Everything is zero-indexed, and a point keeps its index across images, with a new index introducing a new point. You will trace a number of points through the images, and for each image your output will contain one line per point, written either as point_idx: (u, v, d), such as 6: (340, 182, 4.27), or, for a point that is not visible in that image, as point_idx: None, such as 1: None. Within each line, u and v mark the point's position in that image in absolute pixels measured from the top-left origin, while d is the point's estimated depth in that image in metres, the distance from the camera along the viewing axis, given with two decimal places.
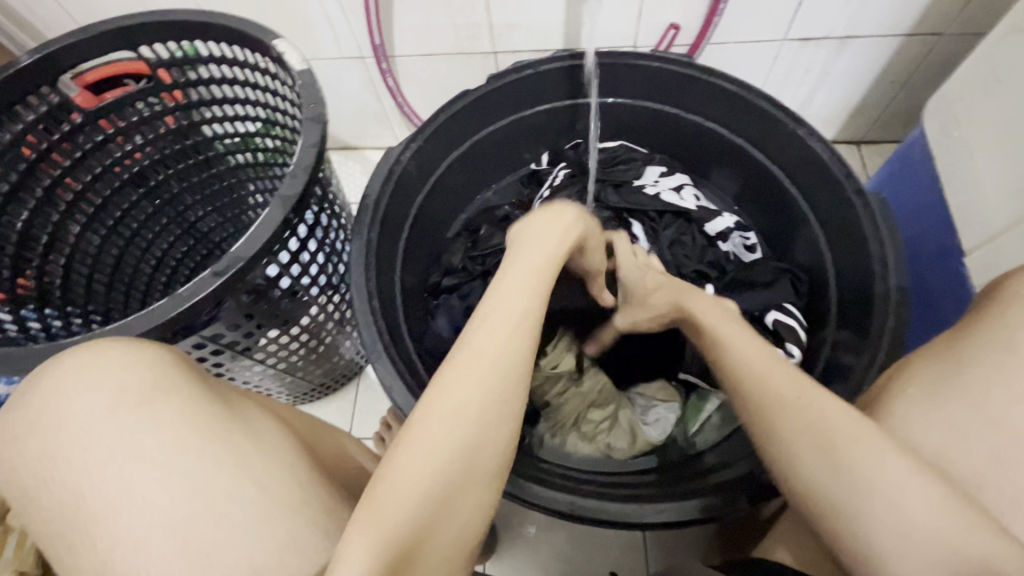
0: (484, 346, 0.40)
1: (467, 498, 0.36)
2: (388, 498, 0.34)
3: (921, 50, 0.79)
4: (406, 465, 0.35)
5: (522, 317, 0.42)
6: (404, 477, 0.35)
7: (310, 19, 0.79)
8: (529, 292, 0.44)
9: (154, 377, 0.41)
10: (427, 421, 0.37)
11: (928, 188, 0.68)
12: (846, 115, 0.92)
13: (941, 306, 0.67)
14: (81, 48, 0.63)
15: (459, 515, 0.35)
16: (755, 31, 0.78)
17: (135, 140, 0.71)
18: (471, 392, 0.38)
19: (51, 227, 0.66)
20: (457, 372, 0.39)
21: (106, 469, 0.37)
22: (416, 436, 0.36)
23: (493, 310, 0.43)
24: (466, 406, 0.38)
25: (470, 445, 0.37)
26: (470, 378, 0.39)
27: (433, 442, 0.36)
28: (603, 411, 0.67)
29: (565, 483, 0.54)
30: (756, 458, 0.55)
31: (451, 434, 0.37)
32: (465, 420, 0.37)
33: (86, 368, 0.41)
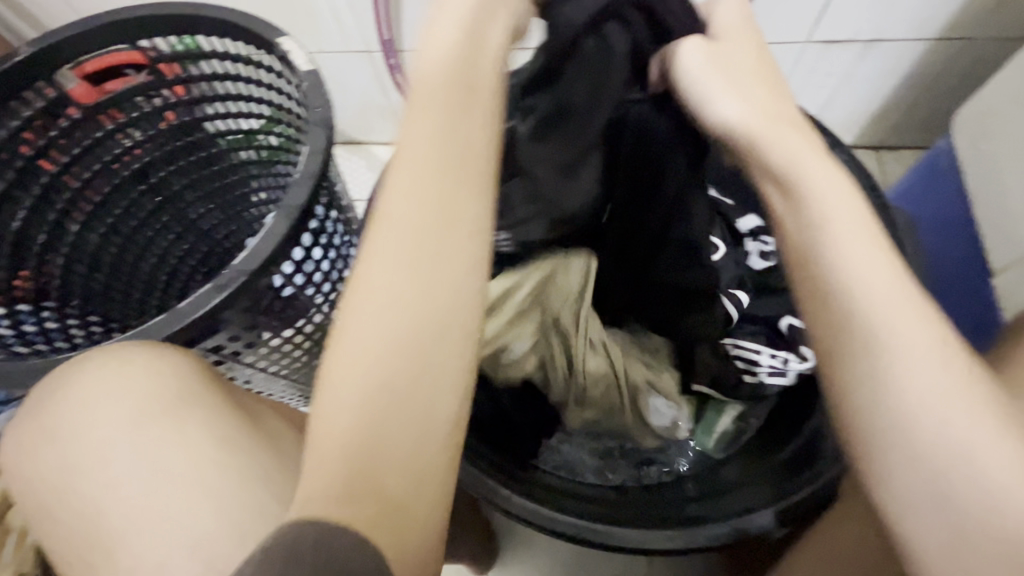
0: (395, 226, 0.35)
1: (417, 411, 0.32)
2: (328, 430, 0.31)
3: (947, 55, 0.77)
4: (339, 384, 0.32)
5: (426, 182, 0.35)
6: (338, 404, 0.32)
7: (317, 12, 0.77)
8: (440, 147, 0.36)
9: (153, 403, 0.39)
10: (349, 332, 0.33)
11: (956, 199, 0.66)
12: (866, 120, 0.89)
13: (965, 324, 0.66)
14: (81, 41, 0.61)
15: (411, 432, 0.32)
16: (777, 33, 0.75)
17: (133, 137, 0.69)
18: (385, 283, 0.33)
19: (48, 226, 0.64)
20: (367, 280, 0.34)
21: (114, 496, 0.37)
22: (336, 366, 0.33)
23: (391, 203, 0.35)
24: (377, 336, 0.33)
25: (400, 349, 0.32)
26: (375, 296, 0.33)
27: (360, 354, 0.32)
28: (595, 391, 0.60)
29: (572, 499, 0.54)
30: (773, 485, 0.53)
31: (376, 344, 0.32)
32: (391, 327, 0.33)
33: (107, 377, 0.40)
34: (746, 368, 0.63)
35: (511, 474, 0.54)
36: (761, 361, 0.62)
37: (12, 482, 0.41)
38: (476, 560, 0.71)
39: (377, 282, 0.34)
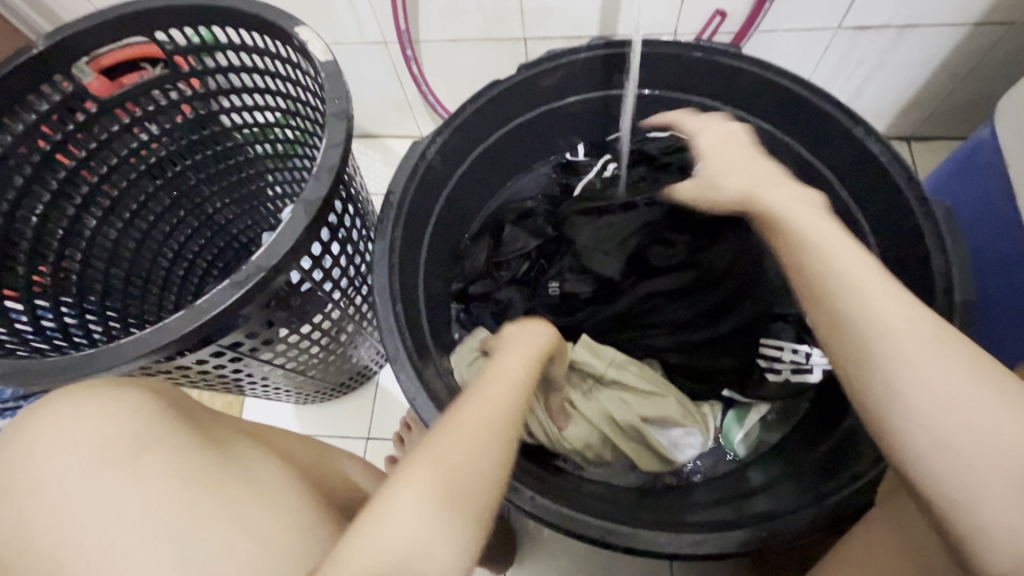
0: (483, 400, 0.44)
1: (454, 551, 0.36)
2: (382, 536, 0.35)
3: (988, 41, 0.73)
4: (405, 497, 0.37)
5: (513, 385, 0.47)
6: (398, 514, 0.36)
7: (332, 2, 0.75)
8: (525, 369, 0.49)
9: (133, 427, 0.40)
10: (422, 463, 0.39)
11: (995, 192, 0.63)
12: (897, 109, 0.86)
13: (1005, 321, 0.63)
14: (96, 34, 0.60)
15: (448, 551, 0.36)
16: (807, 20, 0.73)
17: (150, 131, 0.69)
18: (467, 439, 0.41)
19: (67, 221, 0.64)
20: (457, 422, 0.42)
21: (85, 534, 0.35)
22: (411, 474, 0.38)
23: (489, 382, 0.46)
24: (449, 466, 0.39)
25: (457, 497, 0.38)
26: (461, 437, 0.40)
27: (426, 482, 0.38)
28: (595, 444, 0.64)
29: (595, 504, 0.52)
30: (804, 492, 0.52)
31: (442, 475, 0.38)
32: (471, 460, 0.39)
33: (68, 415, 0.40)
34: (769, 366, 0.66)
35: (533, 478, 0.53)
36: (784, 358, 0.66)
37: None
38: (494, 559, 0.70)
39: (463, 436, 0.41)
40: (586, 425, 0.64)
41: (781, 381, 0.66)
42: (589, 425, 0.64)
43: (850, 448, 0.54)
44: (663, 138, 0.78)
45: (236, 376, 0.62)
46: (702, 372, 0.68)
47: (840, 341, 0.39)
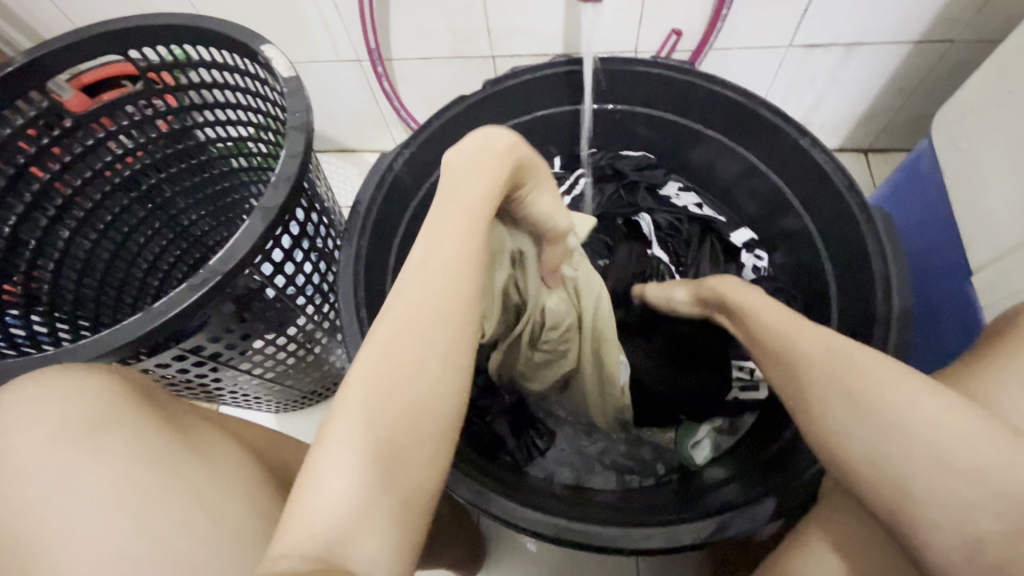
0: (416, 307, 0.37)
1: (422, 457, 0.34)
2: (322, 493, 0.30)
3: (932, 57, 0.77)
4: (349, 439, 0.32)
5: (455, 268, 0.39)
6: (337, 463, 0.31)
7: (305, 21, 0.78)
8: (464, 253, 0.40)
9: (97, 410, 0.42)
10: (358, 399, 0.33)
11: (936, 201, 0.66)
12: (852, 123, 0.90)
13: (951, 321, 0.66)
14: (71, 52, 0.62)
15: (410, 465, 0.33)
16: (759, 38, 0.76)
17: (125, 144, 0.71)
18: (410, 360, 0.35)
19: (39, 232, 0.65)
20: (391, 328, 0.36)
21: (43, 509, 0.37)
22: (350, 396, 0.33)
23: (427, 265, 0.39)
24: (387, 376, 0.34)
25: (407, 415, 0.34)
26: (397, 344, 0.35)
27: (370, 403, 0.33)
28: (557, 332, 0.61)
29: (558, 502, 0.53)
30: (752, 487, 0.53)
31: (384, 380, 0.34)
32: (412, 364, 0.35)
33: (32, 407, 0.42)
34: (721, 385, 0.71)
35: (493, 480, 0.53)
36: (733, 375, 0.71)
37: None
38: (461, 562, 0.71)
39: (404, 361, 0.35)
40: (567, 312, 0.61)
41: (734, 399, 0.69)
42: (570, 313, 0.61)
43: (798, 444, 0.56)
44: (637, 156, 0.83)
45: (202, 383, 0.62)
46: (680, 402, 0.67)
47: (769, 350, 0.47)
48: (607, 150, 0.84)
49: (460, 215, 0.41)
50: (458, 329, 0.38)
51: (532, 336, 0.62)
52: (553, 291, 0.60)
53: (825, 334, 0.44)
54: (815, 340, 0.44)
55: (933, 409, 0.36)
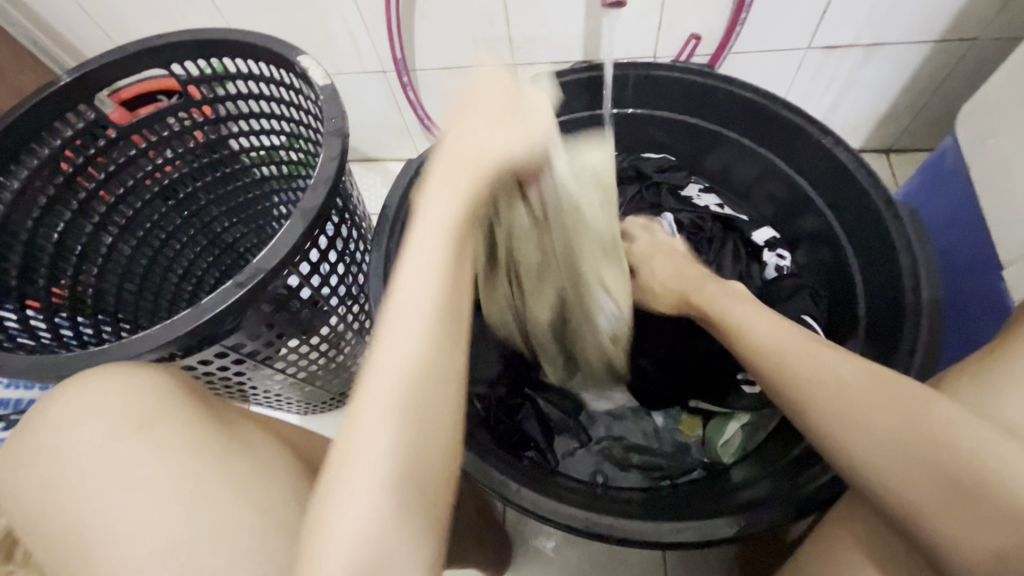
0: (399, 358, 0.36)
1: (427, 502, 0.35)
2: (332, 551, 0.32)
3: (953, 56, 0.77)
4: (344, 520, 0.33)
5: (437, 313, 0.37)
6: (344, 525, 0.33)
7: (333, 34, 0.81)
8: (444, 293, 0.38)
9: (150, 402, 0.44)
10: (348, 475, 0.34)
11: (962, 197, 0.66)
12: (873, 123, 0.90)
13: (979, 316, 0.65)
14: (116, 66, 0.65)
15: (419, 513, 0.35)
16: (778, 41, 0.77)
17: (165, 155, 0.74)
18: (393, 430, 0.34)
19: (84, 238, 0.68)
20: (375, 383, 0.35)
21: (106, 495, 0.39)
22: (348, 456, 0.34)
23: (404, 313, 0.37)
24: (386, 438, 0.34)
25: (409, 468, 0.35)
26: (385, 401, 0.35)
27: (371, 463, 0.34)
28: (536, 271, 0.56)
29: (587, 496, 0.54)
30: (779, 482, 0.54)
31: (380, 441, 0.34)
32: (405, 420, 0.35)
33: (92, 399, 0.43)
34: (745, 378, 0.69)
35: (523, 472, 0.54)
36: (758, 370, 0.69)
37: (27, 473, 0.42)
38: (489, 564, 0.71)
39: (390, 428, 0.34)
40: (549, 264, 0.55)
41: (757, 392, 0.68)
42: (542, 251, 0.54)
43: None
44: (657, 158, 0.83)
45: (237, 382, 0.64)
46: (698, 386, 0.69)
47: (756, 363, 0.49)
48: (629, 151, 0.84)
49: (432, 258, 0.38)
50: (443, 382, 0.37)
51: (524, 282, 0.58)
52: (528, 230, 0.52)
53: (845, 360, 0.45)
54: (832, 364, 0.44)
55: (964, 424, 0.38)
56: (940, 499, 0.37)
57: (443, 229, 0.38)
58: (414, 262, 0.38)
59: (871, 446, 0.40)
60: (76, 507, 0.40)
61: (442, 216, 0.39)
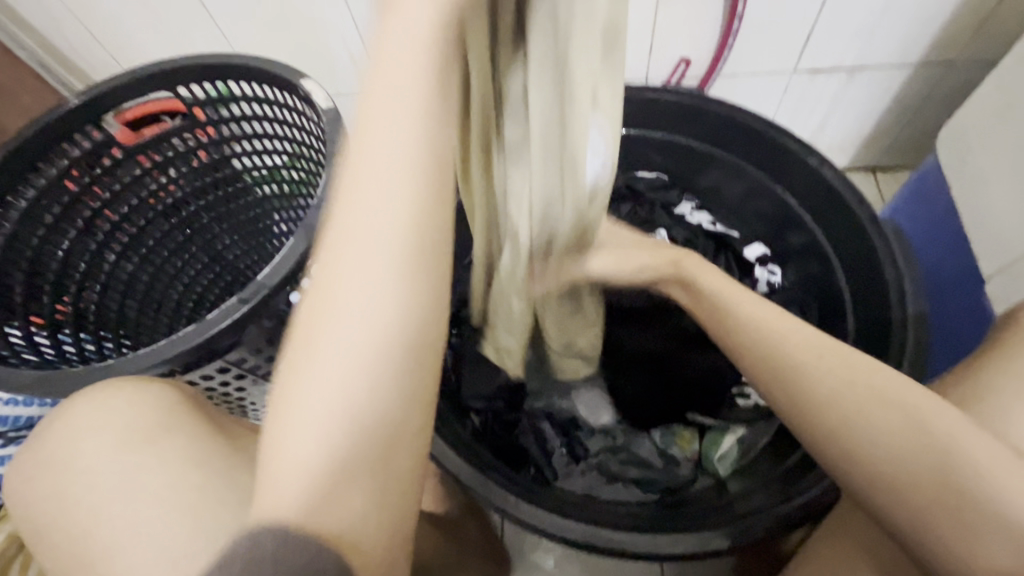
0: (362, 257, 0.32)
1: (399, 420, 0.32)
2: (286, 459, 0.31)
3: (932, 79, 0.80)
4: (310, 397, 0.31)
5: (406, 204, 0.32)
6: (297, 434, 0.31)
7: (336, 57, 0.84)
8: (413, 184, 0.32)
9: (156, 417, 0.44)
10: (313, 354, 0.31)
11: (945, 214, 0.69)
12: (858, 142, 0.93)
13: (965, 326, 0.67)
14: (124, 89, 0.67)
15: (389, 430, 0.32)
16: (765, 64, 0.80)
17: (169, 174, 0.75)
18: (362, 293, 0.31)
19: (89, 256, 0.70)
20: (334, 280, 0.32)
21: (111, 508, 0.40)
22: (307, 357, 0.32)
23: (366, 203, 0.32)
24: (351, 344, 0.31)
25: (377, 380, 0.31)
26: (347, 302, 0.32)
27: (332, 372, 0.31)
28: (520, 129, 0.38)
29: (589, 508, 0.55)
30: (772, 492, 0.54)
31: (342, 345, 0.31)
32: (370, 328, 0.31)
33: (96, 411, 0.45)
34: (739, 391, 0.70)
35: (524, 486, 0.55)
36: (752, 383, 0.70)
37: (31, 485, 0.44)
38: None
39: (359, 300, 0.31)
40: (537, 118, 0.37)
41: (753, 405, 0.70)
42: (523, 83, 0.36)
43: None
44: (651, 177, 0.85)
45: (237, 398, 0.65)
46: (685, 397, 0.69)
47: (754, 357, 0.49)
48: (623, 169, 0.86)
49: (402, 95, 0.32)
50: (419, 249, 0.32)
51: (492, 137, 0.39)
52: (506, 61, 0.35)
53: (833, 370, 0.46)
54: (817, 372, 0.46)
55: (969, 433, 0.40)
56: (924, 502, 0.40)
57: (404, 61, 0.32)
58: (372, 102, 0.32)
59: (884, 451, 0.41)
60: (89, 516, 0.41)
61: (403, 77, 0.32)
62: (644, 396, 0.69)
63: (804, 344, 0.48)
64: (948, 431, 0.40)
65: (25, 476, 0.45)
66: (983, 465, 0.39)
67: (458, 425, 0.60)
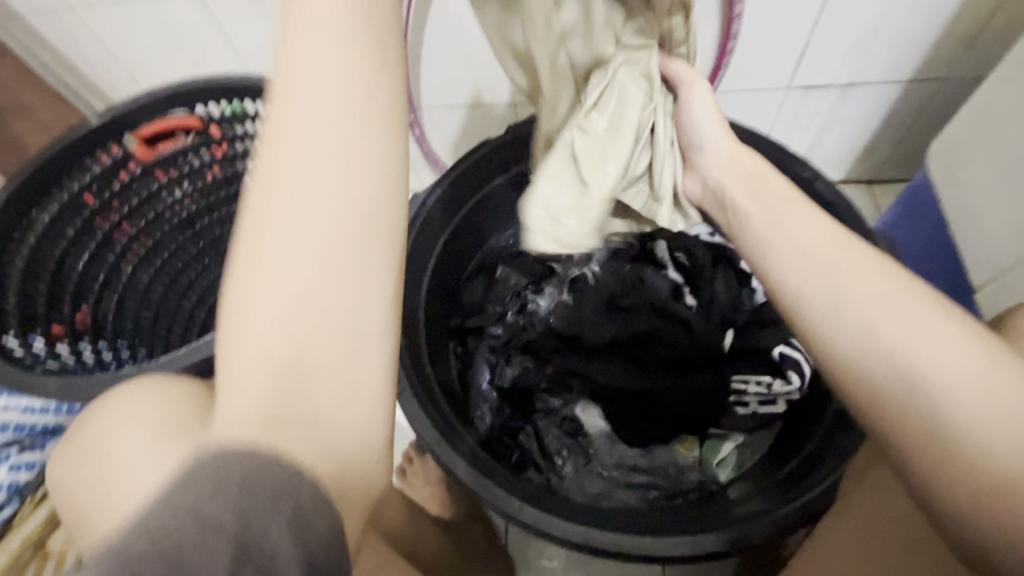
0: (302, 166, 0.32)
1: (354, 324, 0.33)
2: (242, 367, 0.32)
3: (923, 94, 0.83)
4: (262, 305, 0.32)
5: (341, 109, 0.33)
6: (251, 343, 0.32)
7: None
8: (346, 90, 0.33)
9: (181, 413, 0.41)
10: (259, 264, 0.32)
11: (936, 226, 0.71)
12: (854, 155, 0.95)
13: None
14: (144, 108, 0.70)
15: (344, 333, 0.33)
16: (760, 81, 0.83)
17: (183, 188, 0.78)
18: (308, 203, 0.32)
19: (106, 268, 0.73)
20: (277, 190, 0.33)
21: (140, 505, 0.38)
22: (256, 267, 0.32)
23: (303, 112, 0.33)
24: (299, 249, 0.32)
25: (328, 282, 0.32)
26: (293, 212, 0.32)
27: (282, 279, 0.32)
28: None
29: (595, 512, 0.56)
30: (773, 496, 0.55)
31: (289, 252, 0.32)
32: (318, 235, 0.32)
33: (130, 405, 0.43)
34: (737, 400, 0.70)
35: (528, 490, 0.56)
36: (748, 391, 0.70)
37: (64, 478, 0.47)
38: None
39: (307, 209, 0.32)
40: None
41: (750, 413, 0.69)
42: None
43: (819, 454, 0.57)
44: None
45: None
46: (687, 411, 0.69)
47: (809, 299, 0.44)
48: None
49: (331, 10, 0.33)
50: (367, 161, 0.34)
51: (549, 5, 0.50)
52: None
53: (891, 287, 0.40)
54: (869, 283, 0.41)
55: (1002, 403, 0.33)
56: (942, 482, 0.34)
57: None
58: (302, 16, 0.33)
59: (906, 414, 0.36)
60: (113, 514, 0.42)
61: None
62: (651, 414, 0.69)
63: (870, 279, 0.41)
64: (956, 383, 0.34)
65: (59, 470, 0.47)
66: (971, 420, 0.33)
67: (464, 430, 0.61)
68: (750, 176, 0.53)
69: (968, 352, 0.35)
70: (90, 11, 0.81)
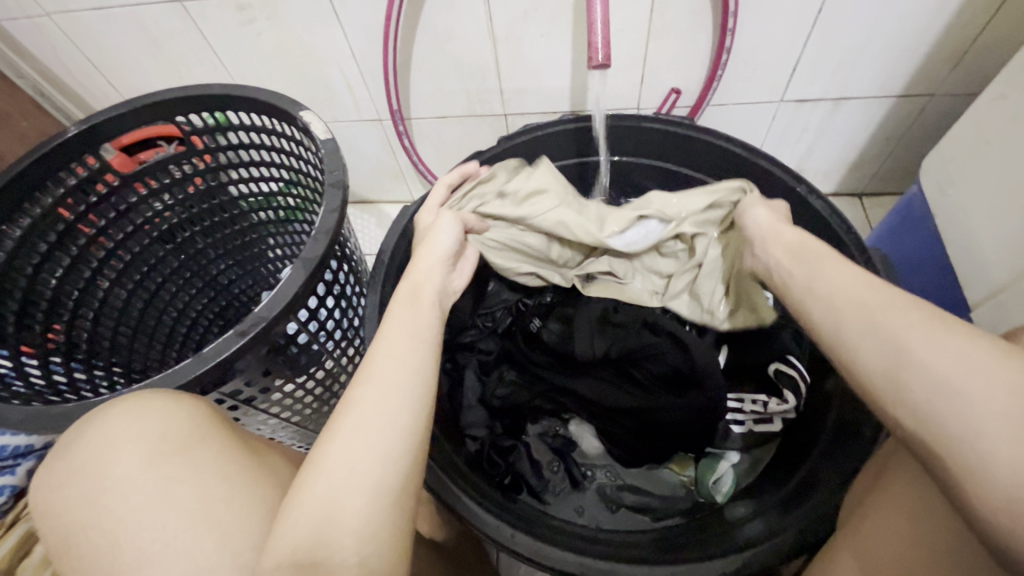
0: (387, 362, 0.42)
1: (394, 496, 0.36)
2: (295, 515, 0.35)
3: (914, 109, 0.83)
4: (325, 466, 0.36)
5: (416, 332, 0.45)
6: (312, 491, 0.35)
7: (334, 86, 0.85)
8: (424, 321, 0.46)
9: (188, 430, 0.43)
10: (337, 429, 0.38)
11: (930, 240, 0.70)
12: (844, 169, 0.95)
13: None
14: (124, 119, 0.68)
15: (375, 495, 0.36)
16: (752, 94, 0.82)
17: (164, 201, 0.75)
18: (383, 387, 0.40)
19: (82, 282, 0.69)
20: (364, 378, 0.41)
21: (133, 527, 0.37)
22: (330, 433, 0.38)
23: (394, 331, 0.44)
24: (364, 421, 0.38)
25: (380, 450, 0.37)
26: (368, 392, 0.40)
27: (349, 444, 0.37)
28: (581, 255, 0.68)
29: (588, 540, 0.54)
30: (773, 517, 0.55)
31: (356, 422, 0.38)
32: (382, 411, 0.39)
33: (130, 421, 0.42)
34: (733, 418, 0.68)
35: (514, 514, 0.55)
36: (744, 409, 0.68)
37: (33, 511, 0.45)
38: None
39: (371, 391, 0.40)
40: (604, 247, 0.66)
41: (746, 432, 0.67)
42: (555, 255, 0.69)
43: (817, 475, 0.56)
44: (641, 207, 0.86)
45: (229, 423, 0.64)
46: (676, 437, 0.66)
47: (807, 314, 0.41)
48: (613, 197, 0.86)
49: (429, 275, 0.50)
50: (428, 366, 0.43)
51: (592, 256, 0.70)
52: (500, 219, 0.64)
53: (920, 321, 0.33)
54: (894, 312, 0.34)
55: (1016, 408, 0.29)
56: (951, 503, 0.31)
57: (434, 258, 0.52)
58: (417, 272, 0.51)
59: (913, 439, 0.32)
60: (86, 560, 0.38)
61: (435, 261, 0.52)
62: (650, 433, 0.66)
63: (865, 298, 0.37)
64: (986, 422, 0.29)
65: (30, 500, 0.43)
66: (1005, 463, 0.28)
67: (454, 454, 0.60)
68: (794, 239, 0.46)
69: (1006, 378, 0.29)
70: (69, 18, 0.78)
